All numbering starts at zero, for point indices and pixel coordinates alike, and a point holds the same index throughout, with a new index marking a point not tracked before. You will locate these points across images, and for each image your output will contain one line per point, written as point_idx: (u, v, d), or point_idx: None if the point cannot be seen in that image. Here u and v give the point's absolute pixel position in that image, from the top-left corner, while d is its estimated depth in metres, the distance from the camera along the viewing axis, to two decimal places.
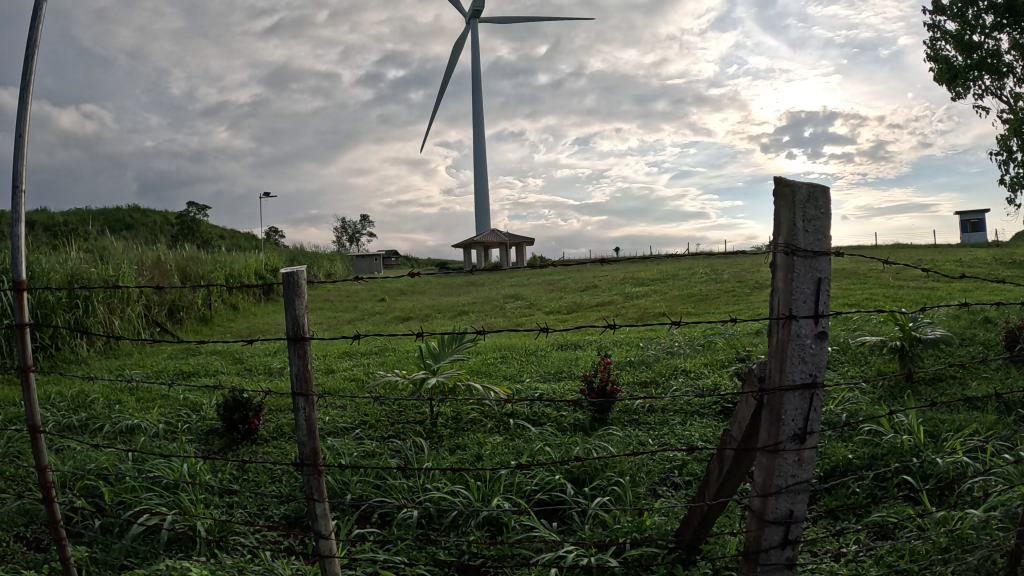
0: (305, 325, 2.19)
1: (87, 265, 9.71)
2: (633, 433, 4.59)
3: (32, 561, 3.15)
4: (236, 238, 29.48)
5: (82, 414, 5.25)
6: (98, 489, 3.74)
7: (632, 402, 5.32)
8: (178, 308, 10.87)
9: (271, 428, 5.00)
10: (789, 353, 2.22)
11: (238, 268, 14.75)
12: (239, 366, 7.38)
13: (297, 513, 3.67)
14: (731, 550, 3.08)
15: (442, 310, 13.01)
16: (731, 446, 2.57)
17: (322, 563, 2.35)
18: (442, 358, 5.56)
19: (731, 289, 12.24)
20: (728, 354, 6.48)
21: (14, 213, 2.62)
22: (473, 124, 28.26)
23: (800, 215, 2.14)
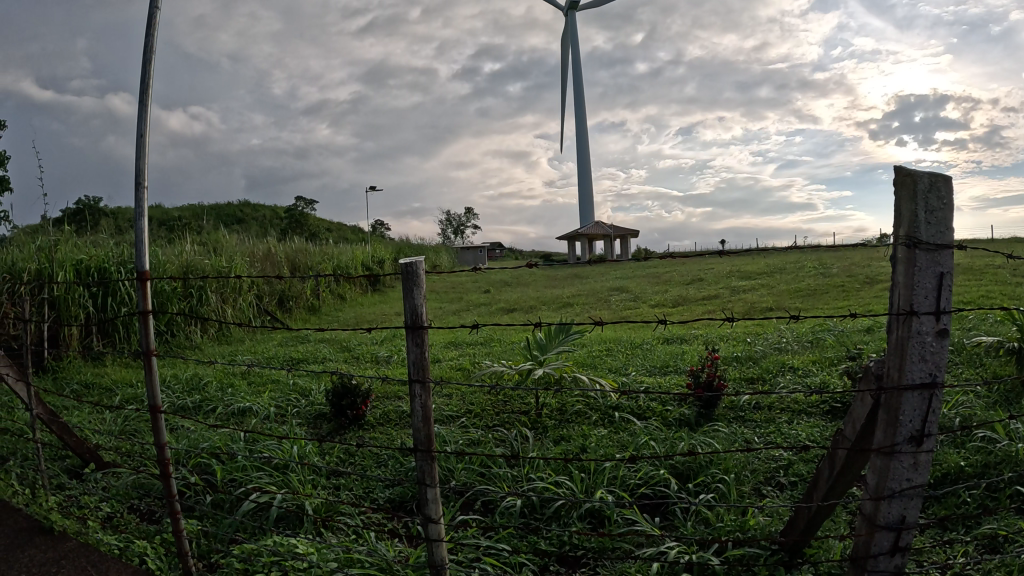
0: (423, 314, 2.23)
1: (202, 257, 10.32)
2: (739, 431, 4.47)
3: (145, 531, 3.25)
4: (345, 232, 30.62)
5: (196, 396, 5.61)
6: (210, 467, 3.99)
7: (738, 397, 5.20)
8: (288, 298, 11.44)
9: (378, 415, 5.16)
10: (908, 351, 2.10)
11: (345, 260, 15.33)
12: (347, 354, 7.67)
13: (401, 497, 3.77)
14: (836, 555, 2.94)
15: (547, 302, 13.09)
16: (843, 446, 2.45)
17: (429, 546, 2.39)
18: (549, 349, 5.59)
19: (838, 284, 11.70)
20: (837, 352, 6.21)
21: (138, 203, 2.76)
22: (575, 117, 28.20)
23: (922, 206, 2.01)
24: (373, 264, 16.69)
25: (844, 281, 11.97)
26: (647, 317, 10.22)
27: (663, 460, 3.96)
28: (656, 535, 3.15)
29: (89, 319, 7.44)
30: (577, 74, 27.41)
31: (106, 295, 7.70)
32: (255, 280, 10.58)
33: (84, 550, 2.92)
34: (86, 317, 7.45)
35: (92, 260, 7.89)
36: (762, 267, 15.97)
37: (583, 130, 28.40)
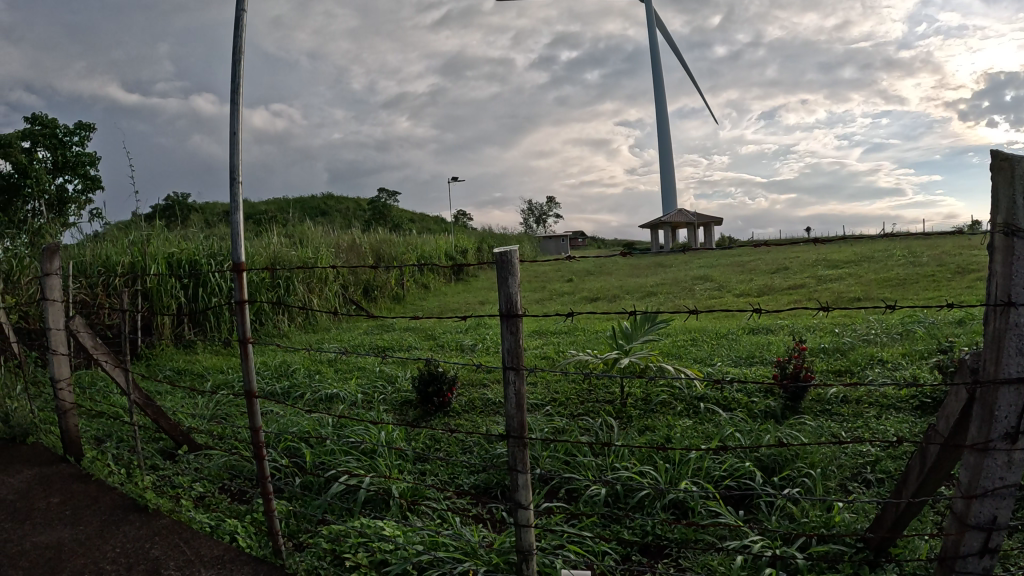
0: (518, 302, 2.23)
1: (288, 248, 10.68)
2: (825, 424, 4.33)
3: (237, 511, 3.35)
4: (428, 222, 31.17)
5: (285, 382, 5.82)
6: (299, 451, 4.13)
7: (825, 390, 5.07)
8: (372, 288, 11.74)
9: (464, 402, 5.22)
10: (1006, 344, 2.00)
11: (429, 250, 15.61)
12: (432, 342, 7.81)
13: (486, 484, 3.80)
14: (922, 554, 2.84)
15: (630, 291, 12.96)
16: (935, 442, 2.36)
17: (518, 531, 2.41)
18: (635, 339, 5.57)
19: (929, 273, 11.16)
20: (929, 344, 5.94)
21: (234, 194, 2.83)
22: (655, 102, 27.75)
23: (1021, 191, 1.90)
24: (456, 254, 16.91)
25: (935, 270, 11.41)
26: (734, 305, 9.98)
27: (747, 451, 3.90)
28: (741, 528, 3.11)
29: (180, 309, 7.80)
30: (654, 58, 26.97)
31: (197, 285, 8.05)
32: (341, 271, 10.90)
33: (177, 527, 3.04)
34: (178, 307, 7.82)
35: (183, 253, 8.25)
36: (849, 255, 15.36)
37: (664, 116, 27.93)
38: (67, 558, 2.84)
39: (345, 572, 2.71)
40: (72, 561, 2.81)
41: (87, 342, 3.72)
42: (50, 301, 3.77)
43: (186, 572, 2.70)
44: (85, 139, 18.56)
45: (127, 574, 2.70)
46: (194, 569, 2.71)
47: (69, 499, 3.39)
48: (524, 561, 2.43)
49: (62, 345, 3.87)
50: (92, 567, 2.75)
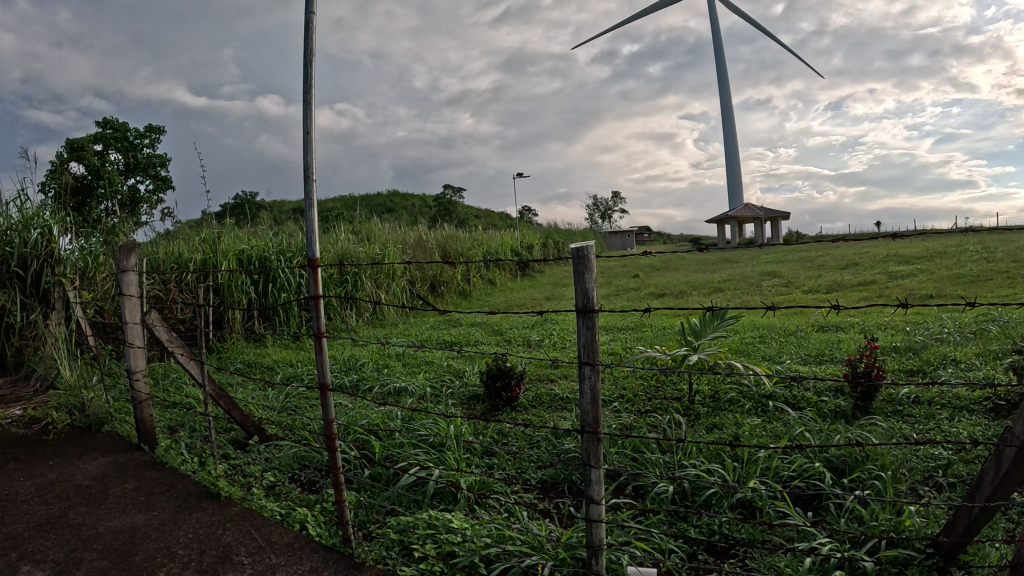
0: (594, 297, 2.16)
1: (356, 245, 10.90)
2: (897, 426, 4.20)
3: (306, 501, 3.34)
4: (494, 219, 31.35)
5: (354, 375, 5.94)
6: (368, 443, 4.17)
7: (897, 390, 4.92)
8: (439, 284, 11.90)
9: (531, 397, 5.23)
10: None
11: (494, 245, 15.77)
12: (499, 337, 7.85)
13: (554, 479, 3.76)
14: (994, 561, 2.73)
15: (698, 287, 12.76)
16: (1012, 444, 2.26)
17: (588, 527, 2.37)
18: (704, 336, 5.50)
19: (1005, 270, 10.70)
20: (1005, 344, 5.71)
21: (309, 187, 2.81)
22: (720, 94, 27.27)
23: None
24: (523, 250, 17.06)
25: (1011, 267, 10.93)
26: (803, 302, 9.75)
27: (816, 452, 3.82)
28: (810, 529, 3.04)
29: (251, 304, 8.02)
30: (716, 51, 26.50)
31: (267, 282, 8.27)
32: (408, 266, 11.06)
33: (247, 514, 3.12)
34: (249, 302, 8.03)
35: (253, 250, 8.50)
36: (919, 250, 14.80)
37: (729, 108, 27.43)
38: (140, 542, 2.93)
39: (413, 562, 2.71)
40: (146, 545, 2.90)
41: (162, 335, 3.88)
42: (127, 296, 3.92)
43: (257, 557, 2.77)
44: (155, 141, 19.24)
45: (201, 558, 2.78)
46: (265, 554, 2.78)
47: (143, 485, 3.52)
48: (592, 557, 2.40)
49: (138, 338, 4.01)
50: (165, 551, 2.84)
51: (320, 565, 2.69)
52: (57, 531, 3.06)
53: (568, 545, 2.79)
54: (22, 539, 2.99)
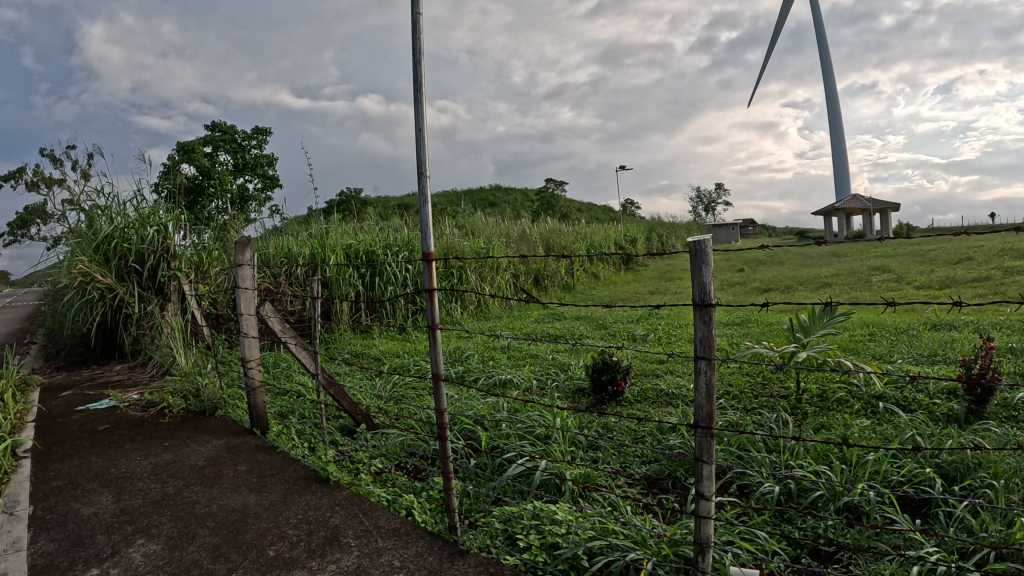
0: (711, 291, 2.03)
1: (461, 239, 11.22)
2: (1014, 433, 3.95)
3: (414, 487, 3.42)
4: (597, 212, 31.45)
5: (463, 366, 6.10)
6: (474, 433, 4.24)
7: (1015, 394, 4.63)
8: (543, 277, 12.46)
9: (636, 392, 5.22)
10: None
11: (598, 239, 15.92)
12: (603, 331, 7.88)
13: (658, 474, 3.68)
14: None
15: (802, 282, 12.33)
16: None
17: (696, 522, 2.24)
18: (813, 332, 5.37)
19: None
20: None
21: (423, 184, 2.59)
22: (823, 79, 26.17)
23: None
24: (625, 243, 17.02)
25: None
26: (920, 297, 9.25)
27: (927, 457, 3.67)
28: (917, 537, 2.93)
29: (359, 296, 8.33)
30: (817, 33, 25.42)
31: (374, 275, 8.61)
32: (512, 261, 11.68)
33: (355, 499, 3.24)
34: (357, 294, 8.37)
35: (360, 244, 8.83)
36: None
37: (834, 93, 26.30)
38: (250, 521, 3.05)
39: (516, 551, 2.72)
40: (256, 524, 3.02)
41: (275, 326, 4.06)
42: (242, 289, 4.15)
43: (364, 541, 2.82)
44: (263, 142, 20.11)
45: (311, 538, 2.87)
46: (372, 538, 2.84)
47: (253, 468, 3.70)
48: (700, 553, 2.26)
49: (253, 328, 4.25)
50: (275, 531, 2.94)
51: (426, 550, 2.71)
52: (171, 509, 3.24)
53: (672, 540, 2.73)
54: (139, 514, 3.19)
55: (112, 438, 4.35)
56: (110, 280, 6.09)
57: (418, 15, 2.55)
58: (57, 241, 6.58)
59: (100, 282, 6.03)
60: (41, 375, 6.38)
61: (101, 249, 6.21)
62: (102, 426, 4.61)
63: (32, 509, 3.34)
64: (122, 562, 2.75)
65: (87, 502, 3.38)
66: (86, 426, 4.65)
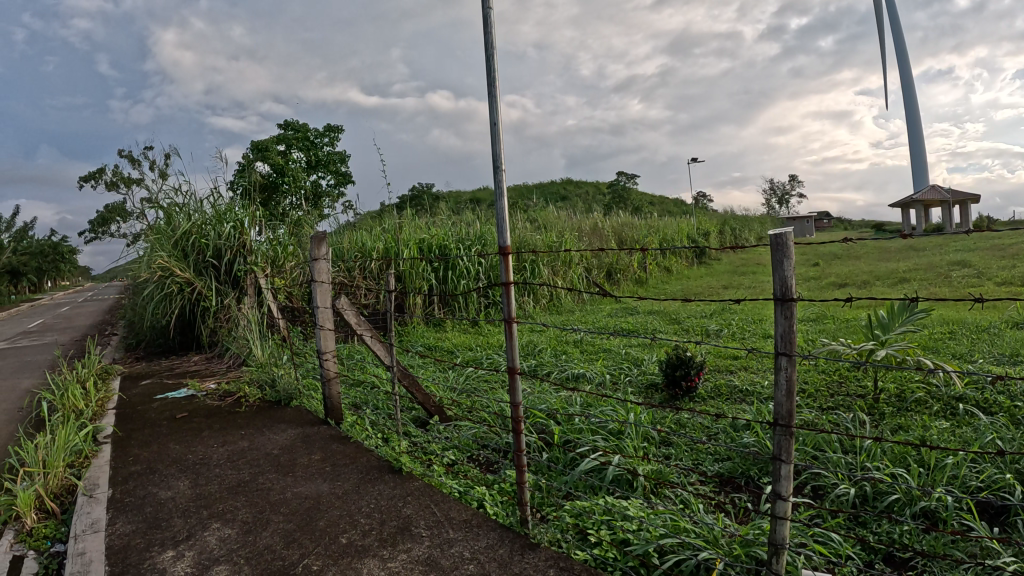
0: (793, 286, 1.96)
1: (533, 233, 11.34)
2: None
3: (485, 480, 3.45)
4: (668, 205, 31.12)
5: (536, 360, 6.15)
6: (547, 427, 4.25)
7: None
8: (615, 271, 12.50)
9: (710, 388, 5.16)
10: None
11: (670, 232, 15.77)
12: (677, 326, 7.83)
13: (730, 472, 3.64)
14: None
15: (879, 278, 11.91)
16: None
17: (771, 522, 2.19)
18: (892, 329, 5.19)
19: None
20: None
21: (498, 178, 2.49)
22: (902, 66, 25.16)
23: None
24: (698, 237, 16.81)
25: None
26: (1006, 293, 8.81)
27: (1009, 463, 3.52)
28: (995, 546, 2.80)
29: (432, 289, 8.48)
30: (890, 19, 24.55)
31: (447, 269, 8.76)
32: (586, 254, 11.76)
33: (428, 490, 3.30)
34: (430, 288, 8.53)
35: (433, 239, 9.00)
36: None
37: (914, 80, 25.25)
38: (323, 509, 3.14)
39: (587, 546, 2.73)
40: (329, 512, 3.10)
41: (351, 319, 4.15)
42: (318, 283, 4.27)
43: (435, 531, 2.87)
44: (334, 140, 20.60)
45: (383, 527, 2.93)
46: (443, 528, 2.88)
47: (327, 457, 3.80)
48: (774, 554, 2.21)
49: (329, 321, 4.37)
50: (348, 519, 3.02)
51: (497, 543, 2.74)
52: (246, 494, 3.36)
53: (744, 541, 2.69)
54: (215, 499, 3.32)
55: (189, 426, 4.54)
56: (189, 275, 6.32)
57: (490, 10, 2.53)
58: (137, 237, 6.88)
59: (178, 276, 6.25)
60: (122, 364, 6.70)
61: (180, 245, 6.47)
62: (180, 414, 4.81)
63: (111, 492, 3.51)
64: (198, 545, 2.87)
65: (164, 486, 3.53)
66: (166, 413, 4.87)
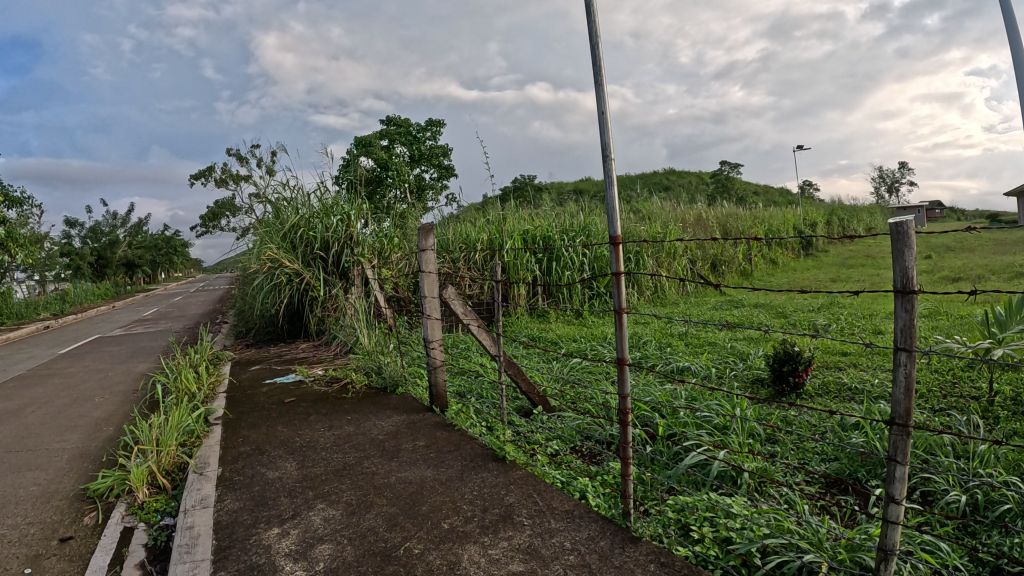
0: (914, 278, 1.86)
1: (637, 224, 11.29)
2: None
3: (587, 471, 3.45)
4: (772, 195, 30.07)
5: (641, 352, 6.10)
6: (652, 420, 4.21)
7: None
8: (720, 263, 12.24)
9: (817, 385, 4.97)
10: None
11: (776, 223, 15.24)
12: (783, 320, 7.58)
13: (838, 473, 3.50)
14: None
15: (1003, 271, 11.08)
16: None
17: (882, 526, 2.09)
18: (1010, 327, 4.83)
19: None
20: None
21: (607, 167, 2.45)
22: None
23: None
24: (804, 227, 16.17)
25: None
26: None
27: None
28: None
29: (535, 280, 8.58)
30: None
31: (551, 259, 8.85)
32: (690, 245, 11.55)
33: (531, 479, 3.34)
34: (533, 278, 8.64)
35: (538, 231, 9.09)
36: None
37: None
38: (427, 494, 3.23)
39: (688, 542, 2.69)
40: (432, 497, 3.19)
41: (457, 309, 4.23)
42: (425, 273, 4.37)
43: (537, 520, 2.90)
44: (437, 134, 21.11)
45: (486, 514, 2.98)
46: (545, 518, 2.91)
47: (432, 444, 3.90)
48: (882, 560, 2.11)
49: (435, 311, 4.47)
50: (451, 505, 3.09)
51: (597, 534, 2.74)
52: (351, 477, 3.49)
53: (850, 546, 2.59)
54: (320, 481, 3.47)
55: (297, 410, 4.75)
56: (297, 265, 6.57)
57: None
58: (247, 230, 7.26)
59: (288, 267, 6.51)
60: (235, 351, 7.11)
61: (288, 237, 6.78)
62: (288, 399, 5.05)
63: (221, 471, 3.72)
64: (303, 523, 3.01)
65: (272, 467, 3.72)
66: (275, 397, 5.13)
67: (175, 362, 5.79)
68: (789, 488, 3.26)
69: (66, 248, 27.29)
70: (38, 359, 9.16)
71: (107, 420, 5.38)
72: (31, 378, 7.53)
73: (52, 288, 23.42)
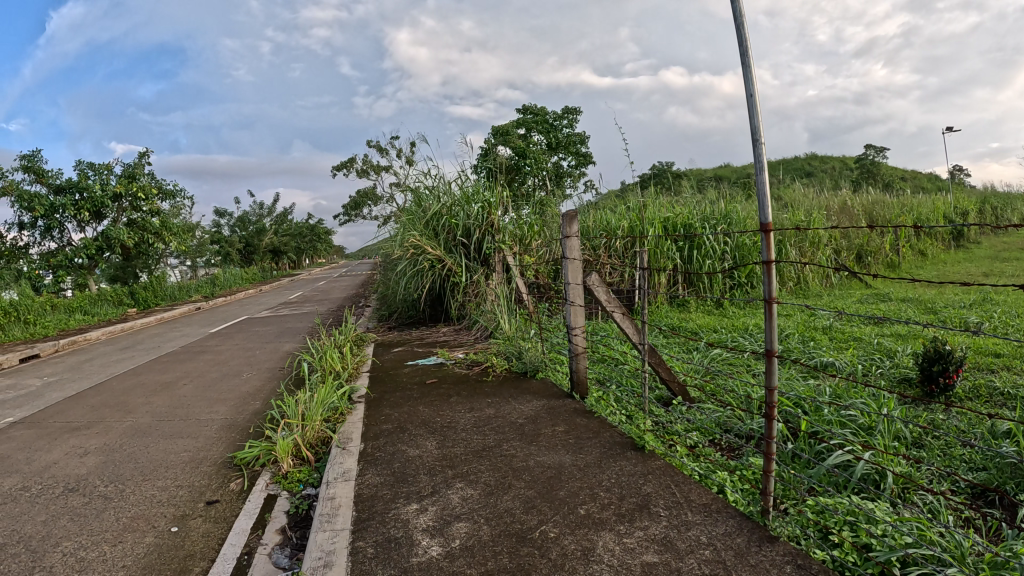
0: None
1: (779, 212, 10.78)
2: None
3: (726, 465, 3.36)
4: (923, 180, 27.77)
5: (781, 346, 5.83)
6: (795, 417, 4.03)
7: None
8: (865, 253, 11.45)
9: (967, 388, 4.55)
10: None
11: (928, 211, 14.07)
12: (933, 316, 7.01)
13: (986, 484, 3.21)
14: None
15: None
16: None
17: None
18: None
19: None
20: None
21: (759, 152, 2.34)
22: None
23: None
24: (959, 216, 14.84)
25: None
26: None
27: None
28: None
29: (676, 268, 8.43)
30: None
31: (691, 247, 8.65)
32: (834, 235, 10.90)
33: (669, 469, 3.29)
34: (674, 267, 8.48)
35: (678, 218, 8.89)
36: None
37: None
38: (565, 479, 3.26)
39: (827, 546, 2.55)
40: (569, 482, 3.22)
41: (601, 296, 4.22)
42: (570, 259, 4.39)
43: (673, 512, 2.85)
44: (572, 122, 21.12)
45: (622, 503, 2.97)
46: (682, 510, 2.86)
47: (571, 430, 3.94)
48: None
49: (579, 297, 4.48)
50: (588, 491, 3.10)
51: (734, 530, 2.66)
52: (489, 459, 3.59)
53: (995, 562, 2.37)
54: (459, 461, 3.59)
55: (438, 391, 4.94)
56: (439, 252, 6.80)
57: None
58: (388, 218, 7.60)
59: (431, 253, 6.75)
60: (376, 333, 7.48)
61: (430, 225, 7.05)
62: (430, 380, 5.27)
63: (363, 446, 3.94)
64: (441, 501, 3.13)
65: (413, 445, 3.89)
66: (417, 377, 5.37)
67: (322, 342, 6.19)
68: (935, 496, 3.02)
69: (219, 235, 29.60)
70: (190, 337, 10.00)
71: (253, 394, 5.84)
72: (187, 354, 8.30)
73: (205, 273, 25.64)
